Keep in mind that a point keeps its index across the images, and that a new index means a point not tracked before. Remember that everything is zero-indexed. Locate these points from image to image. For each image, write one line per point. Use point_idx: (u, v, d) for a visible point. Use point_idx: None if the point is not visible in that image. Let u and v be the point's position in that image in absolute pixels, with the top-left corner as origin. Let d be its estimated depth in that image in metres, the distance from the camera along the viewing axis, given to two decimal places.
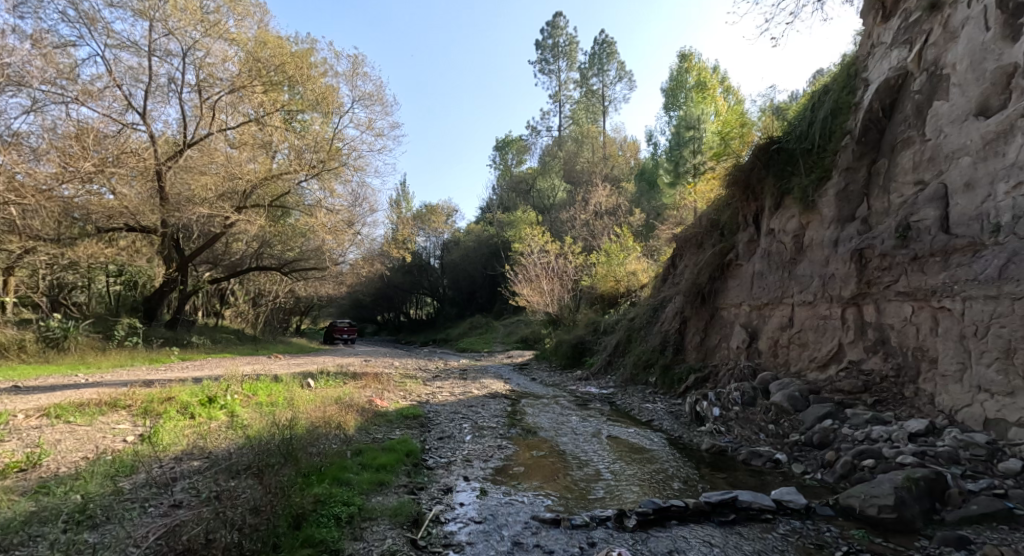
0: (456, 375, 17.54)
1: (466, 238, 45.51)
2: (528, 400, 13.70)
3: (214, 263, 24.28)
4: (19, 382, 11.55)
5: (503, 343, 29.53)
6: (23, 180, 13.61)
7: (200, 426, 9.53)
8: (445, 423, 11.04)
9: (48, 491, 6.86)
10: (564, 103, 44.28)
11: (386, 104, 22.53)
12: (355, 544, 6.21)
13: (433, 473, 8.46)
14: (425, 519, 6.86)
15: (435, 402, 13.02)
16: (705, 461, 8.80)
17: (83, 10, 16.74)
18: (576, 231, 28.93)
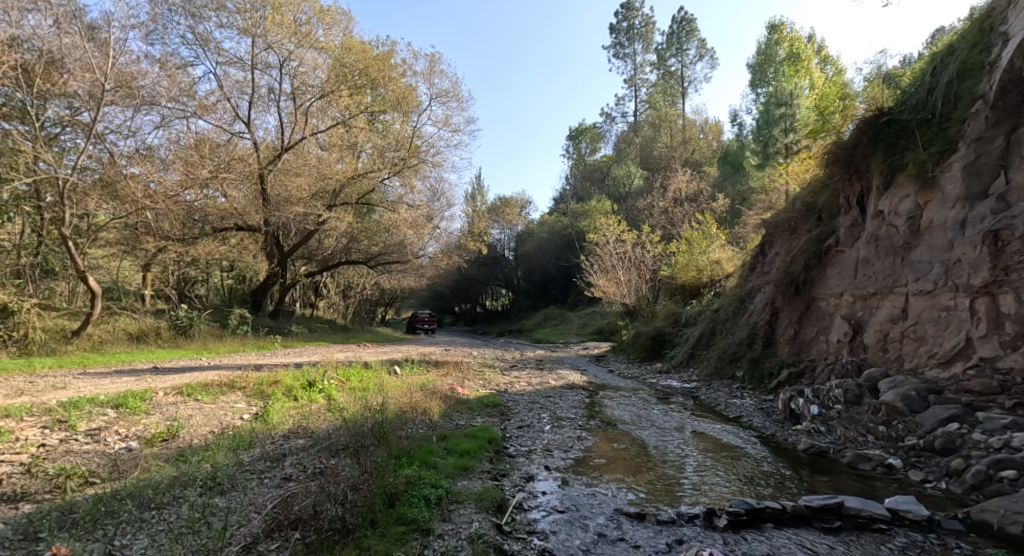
0: (534, 365, 18.25)
1: (540, 230, 45.95)
2: (607, 392, 14.02)
3: (309, 259, 26.20)
4: (157, 363, 13.39)
5: (579, 334, 29.90)
6: (156, 188, 15.48)
7: (304, 408, 10.42)
8: (524, 413, 11.48)
9: (185, 459, 7.77)
10: (640, 87, 43.47)
11: (462, 100, 23.34)
12: (444, 525, 6.61)
13: (514, 460, 8.85)
14: (509, 505, 7.20)
15: (514, 391, 13.61)
16: (803, 461, 8.71)
17: (199, 32, 18.67)
18: (654, 219, 28.58)
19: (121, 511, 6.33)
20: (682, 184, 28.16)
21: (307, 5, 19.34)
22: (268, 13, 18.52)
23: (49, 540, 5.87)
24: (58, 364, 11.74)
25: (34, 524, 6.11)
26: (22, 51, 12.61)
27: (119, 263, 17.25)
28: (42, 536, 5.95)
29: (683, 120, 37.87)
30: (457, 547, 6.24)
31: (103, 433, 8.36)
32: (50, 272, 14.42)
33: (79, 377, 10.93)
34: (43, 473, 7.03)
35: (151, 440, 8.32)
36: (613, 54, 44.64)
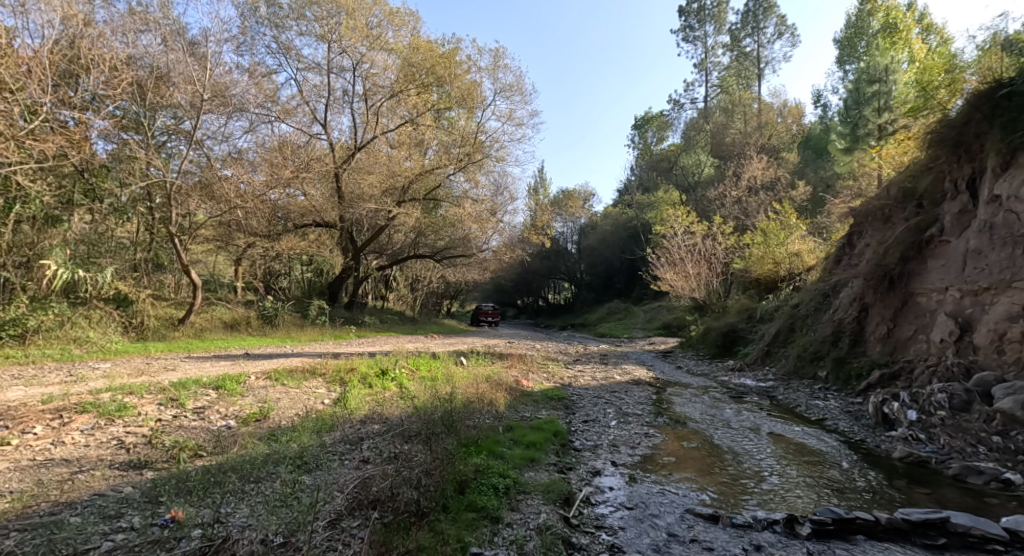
0: (598, 360, 18.40)
1: (604, 222, 45.45)
2: (675, 389, 13.81)
3: (380, 254, 27.25)
4: (249, 349, 14.59)
5: (644, 328, 29.69)
6: (245, 189, 16.55)
7: (378, 394, 10.82)
8: (589, 408, 11.25)
9: (276, 438, 7.52)
10: (711, 71, 42.18)
11: (525, 93, 23.65)
12: (512, 514, 6.25)
13: (580, 454, 8.39)
14: (576, 498, 6.78)
15: (579, 385, 13.72)
16: (900, 471, 7.88)
17: (282, 42, 19.97)
18: (727, 210, 27.71)
19: (226, 483, 5.90)
20: (757, 172, 27.14)
21: (377, 8, 20.18)
22: (343, 19, 19.41)
23: (169, 504, 5.45)
24: (167, 348, 13.07)
25: (156, 488, 5.72)
26: (135, 68, 13.99)
27: (214, 257, 19.60)
28: (162, 500, 5.53)
29: (758, 105, 36.37)
30: (526, 537, 5.90)
31: (207, 411, 8.37)
32: (163, 267, 16.37)
33: (186, 359, 12.19)
34: (161, 443, 6.76)
35: (247, 420, 8.24)
36: (682, 38, 43.55)
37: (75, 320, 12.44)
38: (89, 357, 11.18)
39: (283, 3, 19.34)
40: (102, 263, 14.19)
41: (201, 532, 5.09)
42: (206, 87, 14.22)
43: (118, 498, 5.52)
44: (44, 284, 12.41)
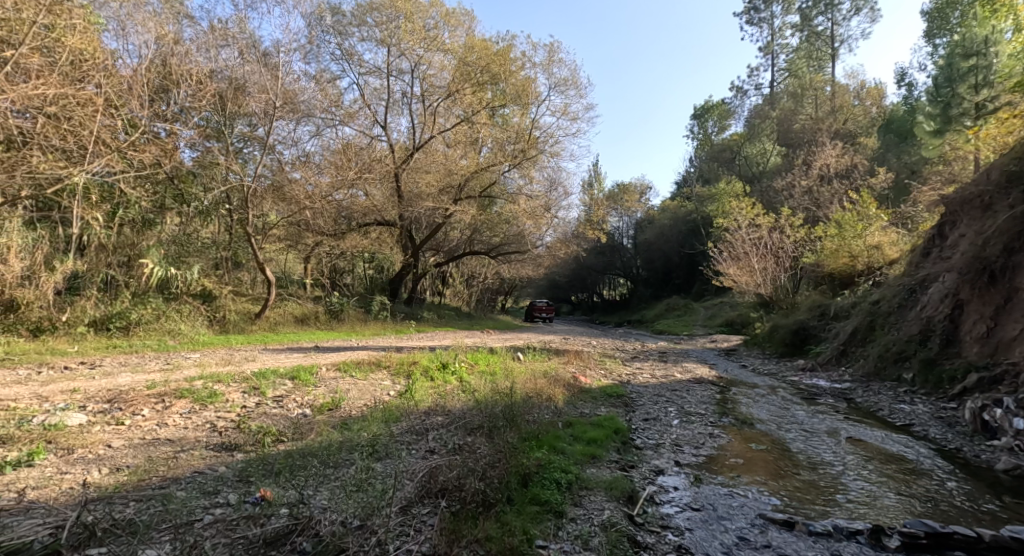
0: (656, 357, 18.24)
1: (662, 216, 44.52)
2: (740, 388, 13.54)
3: (437, 251, 27.72)
4: (318, 342, 15.42)
5: (705, 326, 29.04)
6: (313, 191, 17.86)
7: (440, 387, 11.22)
8: (650, 406, 11.23)
9: (349, 426, 8.00)
10: (778, 54, 40.59)
11: (580, 87, 23.63)
12: (576, 510, 6.32)
13: (642, 452, 8.42)
14: (640, 497, 6.76)
15: (637, 382, 13.73)
16: (1003, 485, 7.42)
17: (345, 48, 20.83)
18: (796, 201, 26.65)
19: (307, 467, 6.38)
20: (830, 159, 25.95)
21: (434, 10, 20.57)
22: (401, 22, 19.97)
23: (258, 484, 5.94)
24: (246, 341, 14.02)
25: (247, 470, 6.26)
26: (216, 81, 14.95)
27: (285, 256, 20.73)
28: (252, 481, 6.05)
29: (831, 89, 33.25)
30: (590, 533, 5.92)
31: (285, 400, 9.02)
32: (241, 264, 17.65)
33: (263, 351, 13.08)
34: (248, 429, 7.39)
35: (321, 409, 8.78)
36: (747, 20, 42.15)
37: (168, 313, 13.46)
38: (181, 348, 12.18)
39: (345, 10, 20.19)
40: (191, 262, 15.45)
41: (287, 511, 5.45)
42: (277, 94, 15.01)
43: (215, 476, 6.10)
44: (143, 281, 13.73)
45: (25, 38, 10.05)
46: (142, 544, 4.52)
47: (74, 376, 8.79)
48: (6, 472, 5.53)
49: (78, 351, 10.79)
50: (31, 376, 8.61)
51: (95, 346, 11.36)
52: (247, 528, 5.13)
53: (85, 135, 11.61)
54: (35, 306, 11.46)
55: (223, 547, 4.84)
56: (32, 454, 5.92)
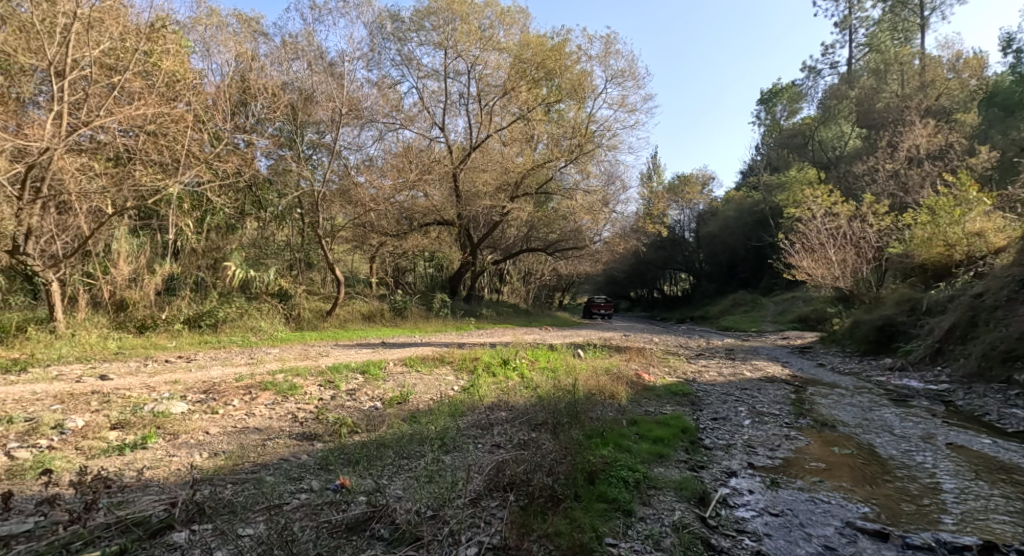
0: (723, 355, 17.83)
1: (726, 208, 43.11)
2: (818, 388, 13.09)
3: (495, 249, 27.95)
4: (385, 338, 16.02)
5: (776, 322, 28.01)
6: (376, 194, 18.59)
7: (503, 382, 11.48)
8: (719, 405, 11.07)
9: (417, 419, 8.38)
10: (857, 29, 38.40)
11: (638, 77, 23.32)
12: (645, 509, 6.36)
13: (712, 452, 8.35)
14: (712, 499, 6.72)
15: (703, 380, 13.53)
16: None
17: (404, 53, 21.47)
18: (880, 186, 25.16)
19: (382, 458, 6.79)
20: (921, 140, 24.29)
21: (489, 10, 20.85)
22: (457, 24, 20.36)
23: (339, 473, 6.36)
24: (319, 337, 14.73)
25: (328, 458, 6.73)
26: (288, 93, 15.75)
27: (352, 257, 21.57)
28: (333, 469, 6.49)
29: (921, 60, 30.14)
30: (662, 533, 5.94)
31: (358, 393, 9.54)
32: (313, 265, 18.54)
33: (335, 347, 13.75)
34: (326, 421, 7.89)
35: (391, 402, 9.23)
36: None
37: (249, 310, 14.26)
38: (263, 343, 12.96)
39: (404, 17, 20.83)
40: (268, 263, 16.76)
41: (365, 498, 5.84)
42: (342, 101, 15.38)
43: (299, 463, 6.60)
44: (227, 281, 14.89)
45: (128, 65, 11.38)
46: (238, 521, 5.05)
47: (174, 368, 9.66)
48: (125, 453, 6.16)
49: (176, 345, 11.73)
50: (139, 368, 9.54)
51: (190, 341, 12.26)
52: (331, 513, 5.51)
53: (178, 149, 12.82)
54: (140, 305, 12.70)
55: (311, 529, 5.18)
56: (144, 438, 6.56)
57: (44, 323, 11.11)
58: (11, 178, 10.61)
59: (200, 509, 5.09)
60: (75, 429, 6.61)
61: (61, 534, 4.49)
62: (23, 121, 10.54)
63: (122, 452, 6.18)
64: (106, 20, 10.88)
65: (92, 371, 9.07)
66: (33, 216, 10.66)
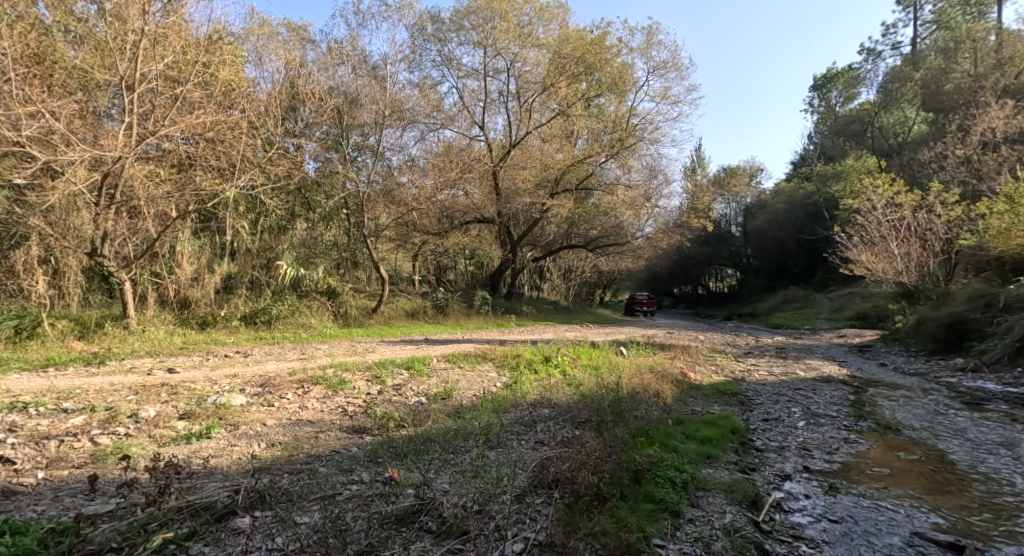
0: (773, 353, 17.38)
1: (776, 201, 41.83)
2: (880, 390, 12.63)
3: (535, 246, 27.99)
4: (428, 334, 16.31)
5: (830, 319, 27.02)
6: (418, 194, 18.98)
7: (545, 379, 11.57)
8: (770, 406, 10.82)
9: (462, 415, 8.58)
10: (920, 7, 36.39)
11: (681, 68, 22.96)
12: (694, 511, 6.28)
13: (764, 454, 8.16)
14: (766, 502, 6.56)
15: (752, 379, 13.27)
16: None
17: (444, 53, 21.75)
18: (947, 175, 23.82)
19: (429, 453, 7.00)
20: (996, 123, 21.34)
21: (528, 6, 20.84)
22: (496, 22, 20.46)
23: (389, 466, 6.58)
24: (366, 333, 15.10)
25: (377, 450, 6.97)
26: (334, 97, 16.15)
27: (395, 256, 21.97)
28: (382, 461, 6.72)
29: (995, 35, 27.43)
30: (712, 536, 5.85)
31: (404, 388, 9.81)
32: (358, 264, 18.99)
33: (381, 343, 14.09)
34: (374, 415, 8.17)
35: (435, 397, 9.45)
36: None
37: (300, 308, 14.76)
38: (313, 339, 13.40)
39: (445, 17, 21.10)
40: (316, 263, 17.30)
41: (413, 491, 6.03)
42: (386, 104, 15.65)
43: (349, 455, 6.86)
44: (279, 279, 15.55)
45: (190, 77, 12.08)
46: (295, 510, 5.32)
47: (233, 362, 10.16)
48: (192, 441, 6.56)
49: (234, 341, 12.28)
50: (201, 361, 10.09)
51: (246, 337, 12.79)
52: (381, 504, 5.70)
53: (233, 154, 13.47)
54: (201, 303, 13.36)
55: (362, 519, 5.39)
56: (208, 428, 6.95)
57: (118, 320, 11.91)
58: (91, 187, 11.64)
59: (261, 497, 5.40)
60: (148, 417, 7.06)
61: (139, 515, 4.84)
62: (100, 132, 11.53)
63: (190, 441, 6.58)
64: (171, 35, 11.44)
65: (160, 364, 9.65)
66: (108, 219, 11.48)
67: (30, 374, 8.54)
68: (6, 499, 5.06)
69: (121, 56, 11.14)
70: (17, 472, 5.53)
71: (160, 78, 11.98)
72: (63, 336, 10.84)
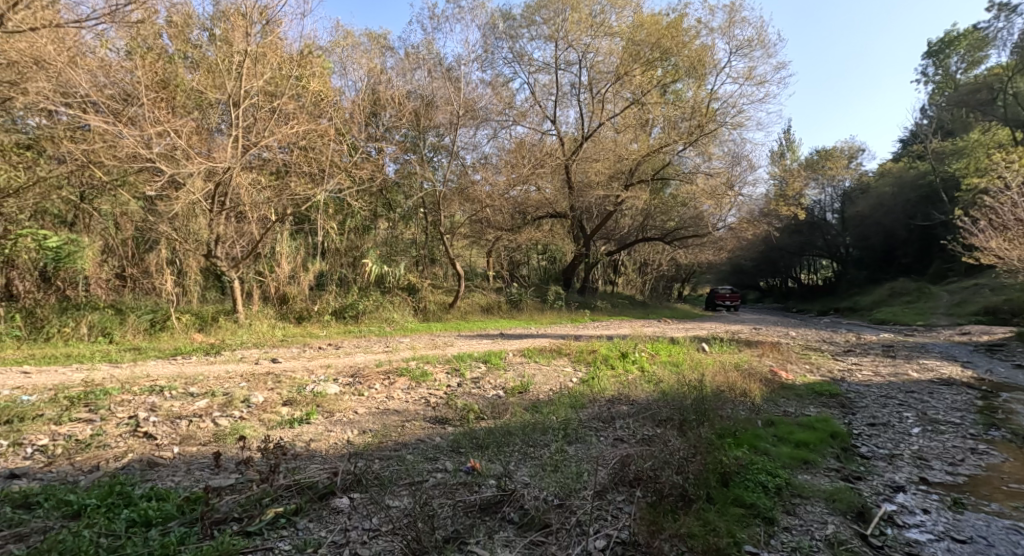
0: (877, 352, 16.21)
1: (880, 182, 36.94)
2: (1011, 395, 11.45)
3: (609, 239, 27.68)
4: (503, 329, 16.58)
5: (948, 315, 24.65)
6: (491, 191, 19.29)
7: (622, 375, 11.53)
8: (875, 408, 10.05)
9: (540, 409, 8.75)
10: None
11: (767, 45, 21.94)
12: (790, 519, 5.99)
13: (870, 462, 7.57)
14: (874, 515, 6.12)
15: (848, 378, 12.55)
16: None
17: (516, 49, 21.98)
18: None
19: (509, 445, 7.21)
20: None
21: None
22: (568, 14, 20.39)
23: (471, 457, 6.82)
24: (444, 328, 15.58)
25: (459, 441, 7.25)
26: (412, 100, 16.70)
27: (470, 252, 22.44)
28: (464, 452, 6.99)
29: None
30: (811, 547, 5.57)
31: (483, 381, 10.12)
32: (436, 261, 19.57)
33: (459, 338, 14.50)
34: (456, 406, 8.50)
35: (513, 391, 9.67)
36: None
37: (384, 303, 15.48)
38: (397, 333, 14.00)
39: (516, 14, 21.32)
40: (397, 260, 18.02)
41: (495, 481, 6.25)
42: (460, 104, 16.19)
43: (434, 445, 7.18)
44: (364, 277, 16.41)
45: (285, 90, 13.04)
46: (387, 494, 5.66)
47: (326, 354, 10.85)
48: (295, 426, 7.12)
49: (326, 334, 13.08)
50: (298, 353, 10.85)
51: (337, 330, 13.53)
52: (466, 493, 5.96)
53: (323, 160, 14.62)
54: (298, 299, 14.36)
55: (448, 506, 5.65)
56: (308, 414, 7.51)
57: (230, 314, 12.97)
58: (206, 195, 12.75)
59: (358, 479, 5.79)
60: (258, 403, 7.73)
61: (255, 490, 5.36)
62: (212, 146, 12.71)
63: (292, 425, 7.14)
64: (269, 53, 12.44)
65: (265, 354, 10.49)
66: (219, 224, 12.60)
67: (163, 361, 9.59)
68: (150, 469, 5.74)
69: (229, 76, 12.25)
70: (156, 446, 6.25)
71: (260, 93, 12.91)
72: (187, 328, 11.95)
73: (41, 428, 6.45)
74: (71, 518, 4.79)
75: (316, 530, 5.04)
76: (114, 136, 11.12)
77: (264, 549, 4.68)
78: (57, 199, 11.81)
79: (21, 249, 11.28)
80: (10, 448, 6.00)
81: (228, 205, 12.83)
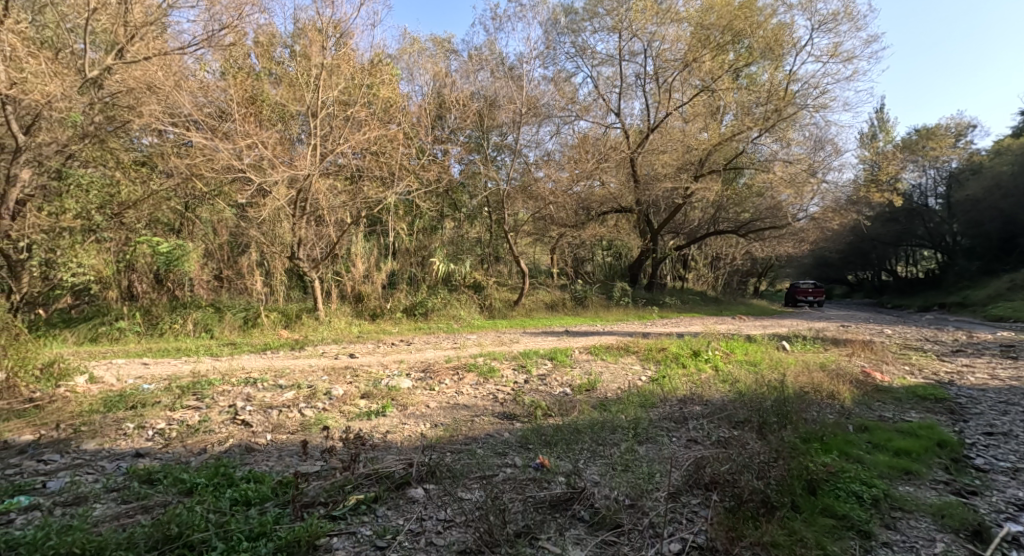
0: (993, 353, 14.81)
1: (1004, 155, 33.05)
2: None
3: (677, 234, 26.95)
4: (570, 326, 16.49)
5: None
6: (555, 187, 19.24)
7: (694, 373, 11.24)
8: (990, 416, 9.18)
9: (609, 407, 8.67)
10: None
11: (854, 18, 20.69)
12: (890, 534, 5.63)
13: (987, 476, 6.94)
14: (993, 535, 5.63)
15: (951, 381, 11.60)
16: None
17: (579, 43, 21.81)
18: None
19: (578, 442, 7.20)
20: None
21: None
22: (632, 4, 20.05)
23: (541, 454, 6.85)
24: (510, 325, 15.63)
25: (529, 437, 7.29)
26: (476, 100, 16.91)
27: (534, 250, 22.44)
28: (532, 448, 7.03)
29: None
30: None
31: (550, 378, 10.13)
32: (500, 258, 19.70)
33: (524, 335, 14.58)
34: (523, 402, 8.55)
35: (580, 388, 9.62)
36: None
37: (451, 300, 15.75)
38: (464, 330, 14.21)
39: (578, 8, 21.23)
40: (464, 258, 18.30)
41: (564, 478, 6.24)
42: (523, 102, 16.22)
43: (503, 440, 7.26)
44: (432, 275, 16.84)
45: (358, 97, 13.62)
46: (460, 486, 5.79)
47: (398, 349, 11.23)
48: (372, 418, 7.39)
49: (398, 330, 13.50)
50: (373, 348, 11.29)
51: (409, 327, 13.89)
52: (535, 489, 5.97)
53: (393, 163, 15.25)
54: (372, 297, 14.88)
55: (519, 501, 5.71)
56: (383, 407, 7.79)
57: (311, 311, 13.60)
58: (289, 201, 13.44)
59: (431, 471, 5.94)
60: (339, 396, 8.06)
61: (338, 477, 5.63)
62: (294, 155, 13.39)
63: (370, 417, 7.42)
64: (342, 64, 13.04)
65: (343, 350, 10.94)
66: (300, 227, 13.30)
67: (255, 355, 10.18)
68: (248, 453, 6.14)
69: (308, 88, 12.90)
70: (253, 433, 6.66)
71: (336, 101, 13.50)
72: (274, 325, 12.64)
73: (158, 413, 7.02)
74: (185, 494, 5.20)
75: (394, 518, 5.22)
76: (212, 150, 11.96)
77: (347, 534, 4.91)
78: (168, 209, 12.79)
79: (139, 255, 12.10)
80: (135, 429, 6.55)
81: (305, 209, 13.44)
